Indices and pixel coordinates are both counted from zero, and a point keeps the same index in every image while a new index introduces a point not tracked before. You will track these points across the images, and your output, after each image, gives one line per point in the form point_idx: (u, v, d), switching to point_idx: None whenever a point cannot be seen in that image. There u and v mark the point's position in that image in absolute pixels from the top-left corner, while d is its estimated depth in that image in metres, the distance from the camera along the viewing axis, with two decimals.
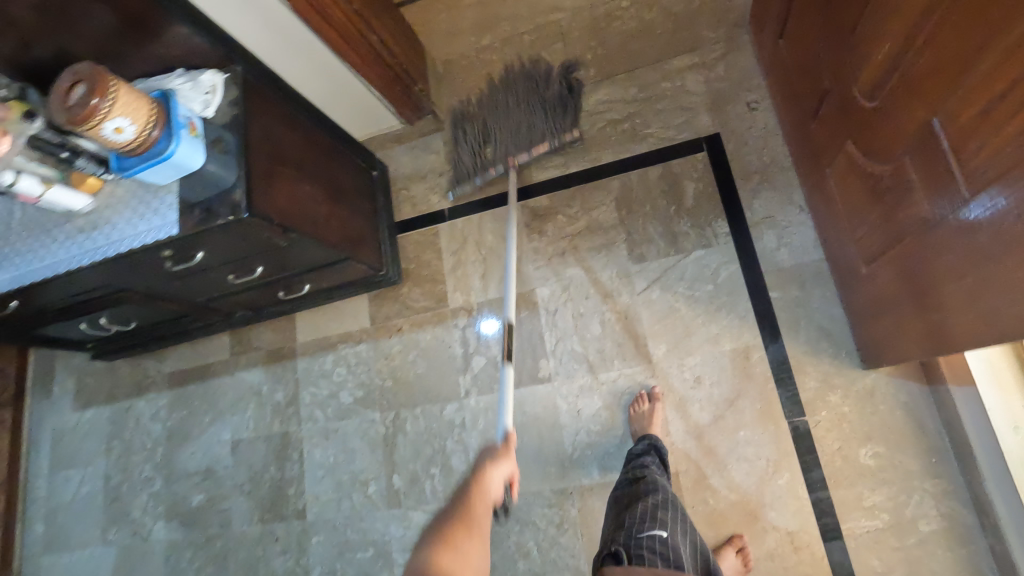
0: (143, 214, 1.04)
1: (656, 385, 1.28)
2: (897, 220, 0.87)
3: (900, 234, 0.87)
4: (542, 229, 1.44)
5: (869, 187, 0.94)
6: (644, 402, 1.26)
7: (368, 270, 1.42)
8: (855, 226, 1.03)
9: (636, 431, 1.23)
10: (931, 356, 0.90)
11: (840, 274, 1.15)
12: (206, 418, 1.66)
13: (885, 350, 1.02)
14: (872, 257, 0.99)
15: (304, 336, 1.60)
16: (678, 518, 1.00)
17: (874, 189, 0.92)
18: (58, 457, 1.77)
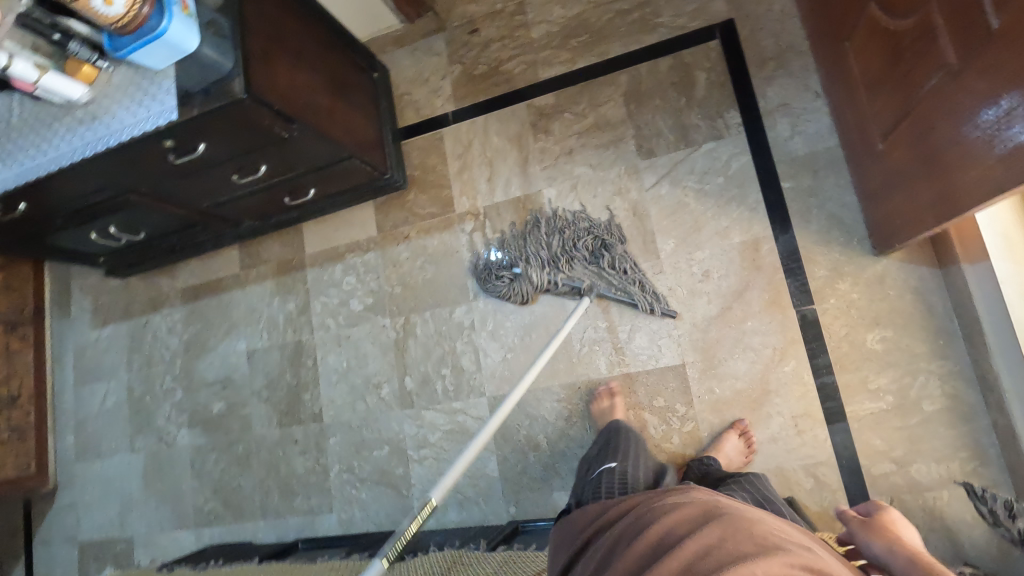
0: (141, 101, 1.02)
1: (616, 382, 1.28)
2: (919, 79, 0.86)
3: (922, 93, 0.86)
4: (549, 128, 1.42)
5: (890, 51, 0.92)
6: (603, 398, 1.26)
7: (373, 171, 1.41)
8: (874, 99, 1.01)
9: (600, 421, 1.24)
10: (950, 218, 0.89)
11: (856, 157, 1.14)
12: (221, 331, 1.69)
13: (905, 225, 1.01)
14: (891, 128, 0.98)
15: (312, 247, 1.61)
16: (633, 449, 1.04)
17: (895, 51, 0.90)
18: (83, 371, 1.84)
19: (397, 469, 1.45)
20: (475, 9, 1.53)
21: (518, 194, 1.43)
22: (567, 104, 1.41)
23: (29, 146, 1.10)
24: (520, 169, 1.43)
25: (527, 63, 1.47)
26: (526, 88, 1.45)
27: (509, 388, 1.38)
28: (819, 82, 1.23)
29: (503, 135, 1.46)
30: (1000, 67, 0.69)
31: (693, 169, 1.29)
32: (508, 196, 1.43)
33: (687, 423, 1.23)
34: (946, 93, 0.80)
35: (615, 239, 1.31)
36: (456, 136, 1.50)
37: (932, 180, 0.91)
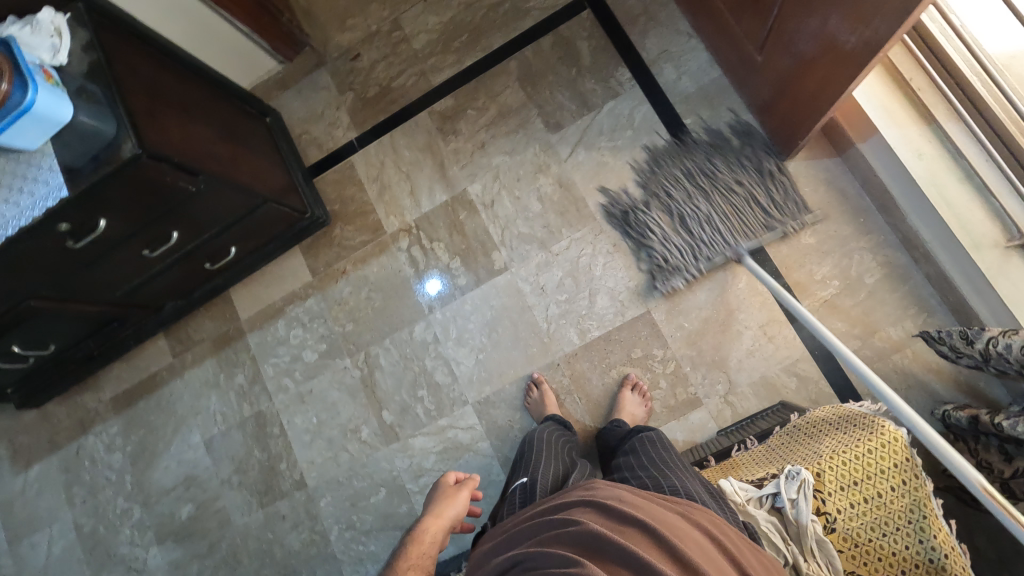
0: (21, 187, 0.93)
1: (537, 371, 1.32)
2: (784, 9, 0.98)
3: (789, 23, 0.98)
4: (456, 129, 1.44)
5: None
6: (533, 390, 1.29)
7: (292, 212, 1.37)
8: (743, 25, 1.11)
9: (538, 418, 1.26)
10: (828, 106, 1.00)
11: (739, 81, 1.24)
12: (168, 430, 1.55)
13: (795, 126, 1.12)
14: (762, 48, 1.09)
15: (247, 312, 1.53)
16: (541, 461, 1.04)
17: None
18: (15, 526, 1.62)
19: (400, 507, 1.37)
20: (351, 37, 1.54)
21: (444, 198, 1.42)
22: (466, 101, 1.44)
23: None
24: (439, 174, 1.43)
25: (416, 73, 1.48)
26: (423, 97, 1.47)
27: (492, 388, 1.35)
28: (688, 25, 1.33)
29: (413, 147, 1.46)
30: (866, 3, 0.81)
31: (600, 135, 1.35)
32: (435, 202, 1.43)
33: (668, 364, 1.25)
34: (814, 19, 0.92)
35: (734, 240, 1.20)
36: (367, 160, 1.49)
37: (801, 84, 1.04)
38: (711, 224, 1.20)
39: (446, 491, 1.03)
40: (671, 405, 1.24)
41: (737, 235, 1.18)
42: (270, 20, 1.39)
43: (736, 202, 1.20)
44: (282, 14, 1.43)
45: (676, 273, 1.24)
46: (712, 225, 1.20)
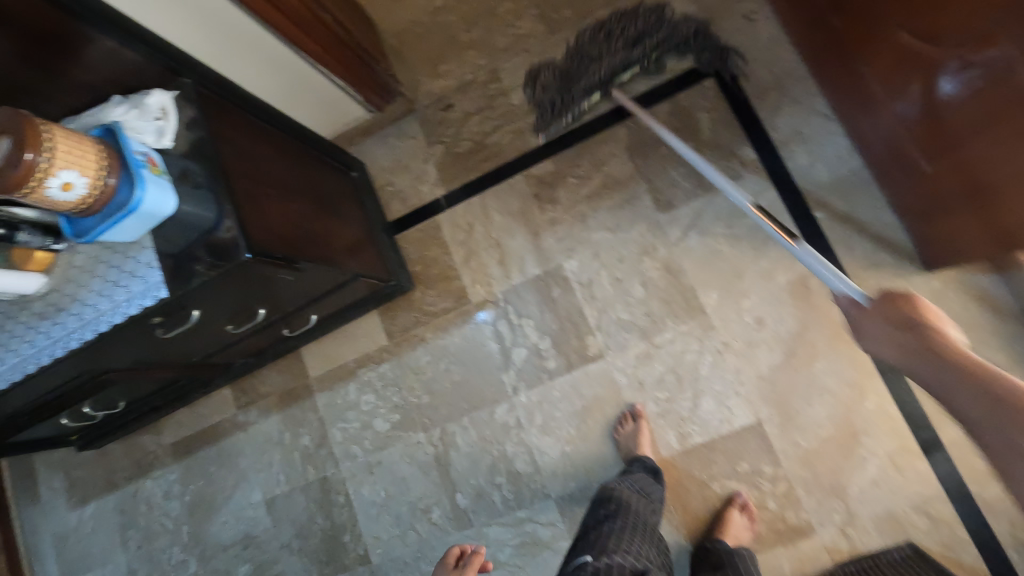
0: (116, 280, 0.86)
1: (638, 401, 1.24)
2: (979, 131, 0.85)
3: (983, 147, 0.86)
4: (554, 197, 1.33)
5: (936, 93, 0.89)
6: (628, 421, 1.22)
7: (378, 281, 1.28)
8: (931, 144, 0.95)
9: None
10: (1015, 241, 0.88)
11: (968, 195, 0.92)
12: (228, 485, 1.50)
13: (958, 245, 1.00)
14: (956, 122, 0.88)
15: (316, 370, 1.46)
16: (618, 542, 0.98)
17: (919, 93, 0.92)
18: (68, 564, 1.60)
19: None
20: (444, 85, 1.43)
21: (536, 271, 1.33)
22: (567, 167, 1.33)
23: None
24: (532, 245, 1.34)
25: (514, 130, 1.38)
26: (519, 158, 1.37)
27: (577, 483, 1.26)
28: (826, 105, 1.20)
29: (506, 212, 1.36)
30: None
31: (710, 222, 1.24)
32: (526, 275, 1.33)
33: (778, 483, 1.15)
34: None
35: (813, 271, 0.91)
36: (455, 222, 1.39)
37: (979, 208, 0.92)
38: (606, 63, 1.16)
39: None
40: (778, 529, 1.14)
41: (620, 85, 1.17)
42: (366, 74, 1.31)
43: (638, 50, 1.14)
44: (377, 63, 1.33)
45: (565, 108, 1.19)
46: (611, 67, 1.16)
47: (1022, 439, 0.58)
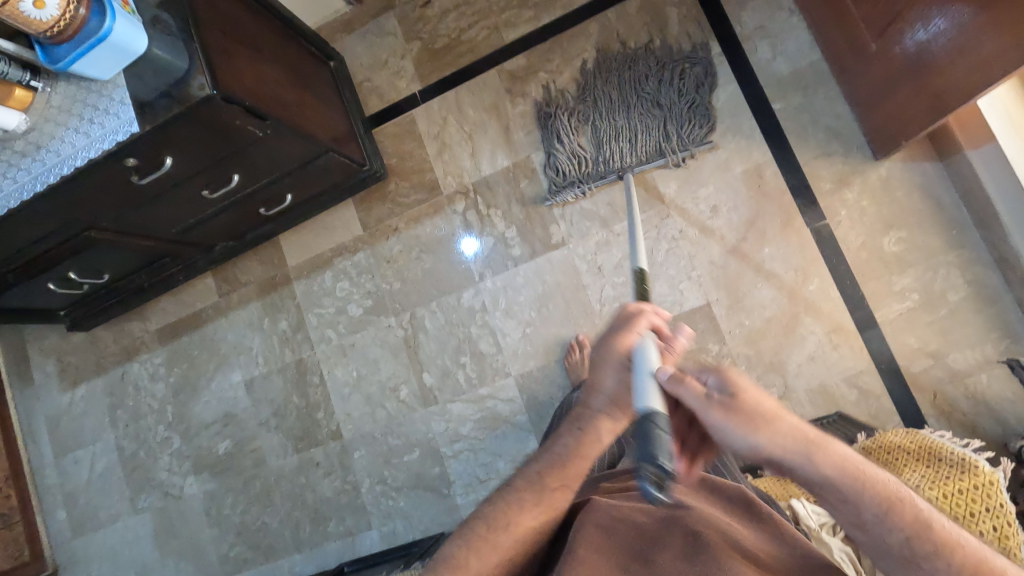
0: (92, 117, 0.91)
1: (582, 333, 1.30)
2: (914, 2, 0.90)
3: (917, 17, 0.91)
4: (525, 91, 1.37)
5: None
6: (576, 351, 1.27)
7: (351, 163, 1.32)
8: (875, 24, 1.01)
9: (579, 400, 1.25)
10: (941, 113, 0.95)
11: (942, 116, 0.94)
12: (210, 368, 1.57)
13: (896, 126, 1.06)
14: (927, 50, 0.92)
15: (294, 260, 1.52)
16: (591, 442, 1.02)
17: None
18: (60, 441, 1.70)
19: (433, 469, 1.38)
20: None
21: (506, 163, 1.37)
22: (539, 62, 1.37)
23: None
24: (503, 138, 1.38)
25: (488, 27, 1.41)
26: (493, 53, 1.40)
27: (536, 362, 1.33)
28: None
29: (479, 106, 1.40)
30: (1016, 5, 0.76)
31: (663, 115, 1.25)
32: (496, 167, 1.38)
33: (723, 359, 1.22)
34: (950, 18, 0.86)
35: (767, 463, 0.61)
36: (430, 115, 1.43)
37: (915, 83, 0.98)
38: (613, 136, 1.28)
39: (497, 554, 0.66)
40: None
41: (631, 155, 1.26)
42: None
43: (639, 125, 1.26)
44: None
45: (570, 187, 1.31)
46: (620, 143, 1.27)
47: None
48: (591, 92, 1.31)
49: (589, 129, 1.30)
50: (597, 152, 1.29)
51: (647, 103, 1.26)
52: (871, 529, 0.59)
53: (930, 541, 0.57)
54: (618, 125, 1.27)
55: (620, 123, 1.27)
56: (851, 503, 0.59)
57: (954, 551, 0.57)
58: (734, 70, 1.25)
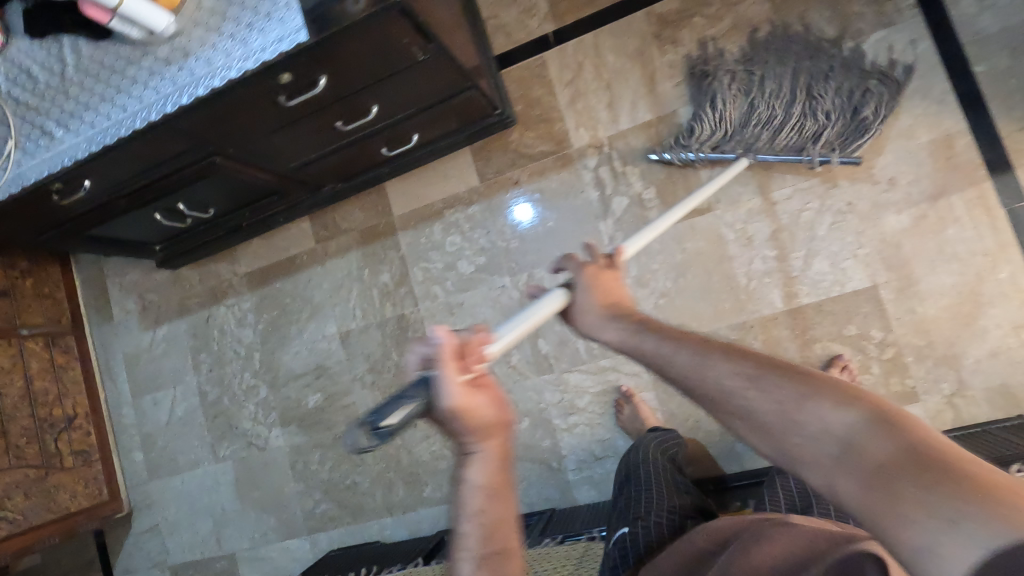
0: (252, 24, 0.81)
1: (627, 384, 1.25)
2: None
3: None
4: (676, 38, 1.24)
5: None
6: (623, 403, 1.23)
7: (485, 105, 1.21)
8: None
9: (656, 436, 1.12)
10: None
11: None
12: (303, 317, 1.50)
13: None
14: None
15: (401, 209, 1.42)
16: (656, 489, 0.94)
17: None
18: (139, 380, 1.64)
19: (544, 442, 1.30)
20: None
21: (649, 117, 1.25)
22: (695, 6, 1.23)
23: (110, 91, 0.88)
24: (646, 88, 1.25)
25: None
26: None
27: None
28: None
29: (621, 52, 1.27)
30: None
31: (828, 101, 1.11)
32: (637, 120, 1.26)
33: (885, 349, 1.11)
34: None
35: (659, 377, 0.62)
36: (563, 60, 1.30)
37: None
38: (760, 119, 1.14)
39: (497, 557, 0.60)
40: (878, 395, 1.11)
41: (766, 149, 1.14)
42: None
43: (799, 118, 1.11)
44: None
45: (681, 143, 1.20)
46: (760, 130, 1.14)
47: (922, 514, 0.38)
48: (796, 76, 1.13)
49: (739, 104, 1.16)
50: (732, 128, 1.16)
51: (819, 124, 1.10)
52: (740, 404, 0.52)
53: (806, 389, 0.48)
54: (778, 108, 1.13)
55: (780, 106, 1.12)
56: (674, 363, 0.59)
57: (851, 394, 0.46)
58: (929, 25, 1.10)
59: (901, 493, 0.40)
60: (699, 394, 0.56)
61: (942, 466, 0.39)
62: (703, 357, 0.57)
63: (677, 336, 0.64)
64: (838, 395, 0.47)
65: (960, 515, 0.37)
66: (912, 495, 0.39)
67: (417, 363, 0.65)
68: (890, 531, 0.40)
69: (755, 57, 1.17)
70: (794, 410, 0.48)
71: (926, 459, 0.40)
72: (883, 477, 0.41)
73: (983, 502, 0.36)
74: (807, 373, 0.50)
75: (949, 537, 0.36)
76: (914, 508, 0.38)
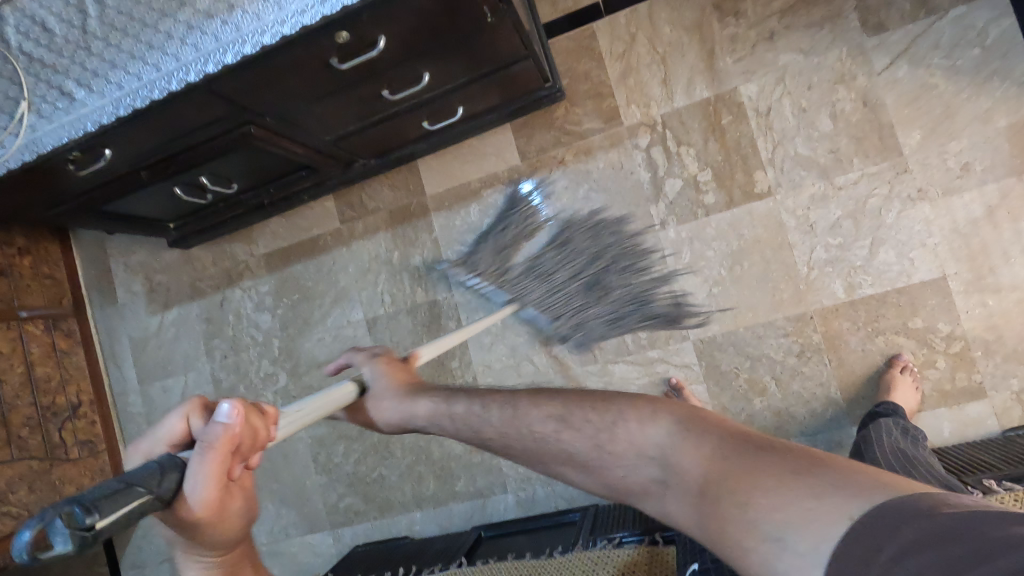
0: None
1: (676, 375, 1.20)
2: None
3: None
4: (738, 10, 1.16)
5: None
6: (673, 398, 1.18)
7: (536, 78, 1.13)
8: None
9: None
10: None
11: None
12: (326, 302, 1.41)
13: None
14: None
15: (434, 188, 1.34)
16: None
17: None
18: (148, 366, 1.55)
19: None
20: None
21: (706, 95, 1.18)
22: None
23: (144, 49, 0.77)
24: (704, 63, 1.18)
25: None
26: None
27: (720, 327, 1.17)
28: None
29: (678, 25, 1.19)
30: None
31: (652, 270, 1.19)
32: (693, 98, 1.19)
33: (953, 343, 1.07)
34: None
35: (478, 438, 0.72)
36: (615, 31, 1.22)
37: None
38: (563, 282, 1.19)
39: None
40: (944, 390, 1.07)
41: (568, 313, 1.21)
42: None
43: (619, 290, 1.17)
44: None
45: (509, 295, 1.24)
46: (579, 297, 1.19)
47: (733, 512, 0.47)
48: (609, 253, 1.19)
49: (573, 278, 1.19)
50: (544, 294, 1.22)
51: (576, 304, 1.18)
52: (563, 445, 0.63)
53: (610, 419, 0.60)
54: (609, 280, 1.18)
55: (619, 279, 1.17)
56: (510, 413, 0.69)
57: (655, 412, 0.58)
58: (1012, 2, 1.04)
59: (709, 501, 0.49)
60: (525, 446, 0.66)
61: (745, 462, 0.49)
62: (516, 410, 0.69)
63: (485, 397, 0.74)
64: (641, 415, 0.58)
65: (781, 527, 0.43)
66: (737, 511, 0.47)
67: (179, 430, 0.53)
68: (732, 552, 0.47)
69: (581, 227, 1.21)
70: (610, 439, 0.59)
71: (733, 460, 0.50)
72: (707, 496, 0.50)
73: (779, 484, 0.46)
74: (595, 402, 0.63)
75: (784, 553, 0.43)
76: (743, 525, 0.46)
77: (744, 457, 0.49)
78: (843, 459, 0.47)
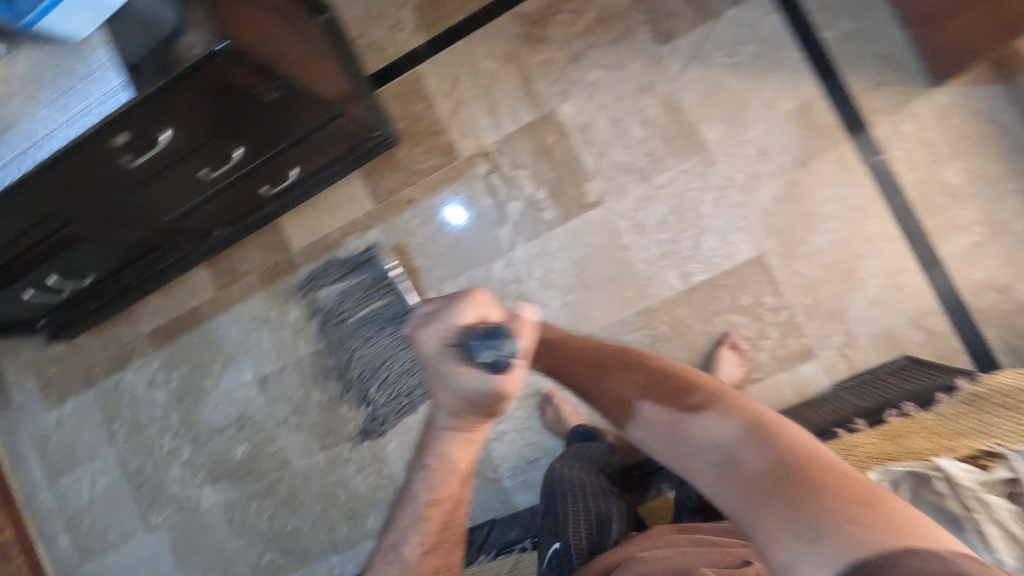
0: (71, 87, 0.76)
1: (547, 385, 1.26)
2: None
3: None
4: (544, 36, 1.24)
5: None
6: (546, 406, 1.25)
7: (361, 130, 1.19)
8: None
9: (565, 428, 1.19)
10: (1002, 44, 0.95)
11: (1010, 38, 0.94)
12: (216, 368, 1.44)
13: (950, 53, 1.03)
14: None
15: (299, 243, 1.38)
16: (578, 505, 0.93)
17: None
18: (53, 462, 1.54)
19: (477, 453, 1.31)
20: None
21: (529, 118, 1.25)
22: (558, 3, 1.23)
23: None
24: (523, 90, 1.25)
25: None
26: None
27: (579, 332, 1.25)
28: None
29: (493, 58, 1.27)
30: None
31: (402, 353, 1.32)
32: (518, 123, 1.26)
33: (779, 312, 1.16)
34: None
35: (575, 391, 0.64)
36: (438, 71, 1.29)
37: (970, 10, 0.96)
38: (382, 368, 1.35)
39: (435, 503, 0.67)
40: (779, 356, 1.16)
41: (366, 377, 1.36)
42: None
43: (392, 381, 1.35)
44: None
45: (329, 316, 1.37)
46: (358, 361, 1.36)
47: (780, 508, 0.42)
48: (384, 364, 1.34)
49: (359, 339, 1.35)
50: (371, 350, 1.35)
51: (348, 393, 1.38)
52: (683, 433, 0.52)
53: (687, 410, 0.53)
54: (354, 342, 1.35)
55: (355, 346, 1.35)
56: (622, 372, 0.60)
57: (738, 409, 0.51)
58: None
59: (760, 494, 0.44)
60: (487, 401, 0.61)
61: (802, 481, 0.43)
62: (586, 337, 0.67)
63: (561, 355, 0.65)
64: (722, 408, 0.51)
65: (819, 532, 0.40)
66: (779, 531, 0.41)
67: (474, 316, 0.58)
68: (760, 541, 0.43)
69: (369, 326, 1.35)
70: (683, 425, 0.52)
71: (794, 468, 0.44)
72: (758, 489, 0.44)
73: (836, 518, 0.40)
74: (743, 405, 0.51)
75: (814, 542, 0.40)
76: (783, 525, 0.41)
77: (820, 481, 0.43)
78: (914, 508, 0.42)
